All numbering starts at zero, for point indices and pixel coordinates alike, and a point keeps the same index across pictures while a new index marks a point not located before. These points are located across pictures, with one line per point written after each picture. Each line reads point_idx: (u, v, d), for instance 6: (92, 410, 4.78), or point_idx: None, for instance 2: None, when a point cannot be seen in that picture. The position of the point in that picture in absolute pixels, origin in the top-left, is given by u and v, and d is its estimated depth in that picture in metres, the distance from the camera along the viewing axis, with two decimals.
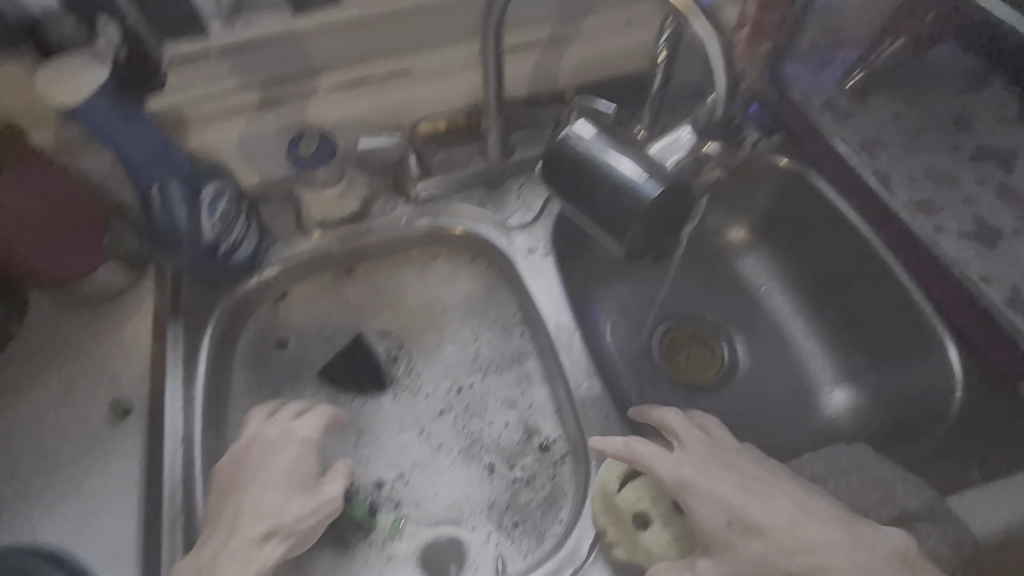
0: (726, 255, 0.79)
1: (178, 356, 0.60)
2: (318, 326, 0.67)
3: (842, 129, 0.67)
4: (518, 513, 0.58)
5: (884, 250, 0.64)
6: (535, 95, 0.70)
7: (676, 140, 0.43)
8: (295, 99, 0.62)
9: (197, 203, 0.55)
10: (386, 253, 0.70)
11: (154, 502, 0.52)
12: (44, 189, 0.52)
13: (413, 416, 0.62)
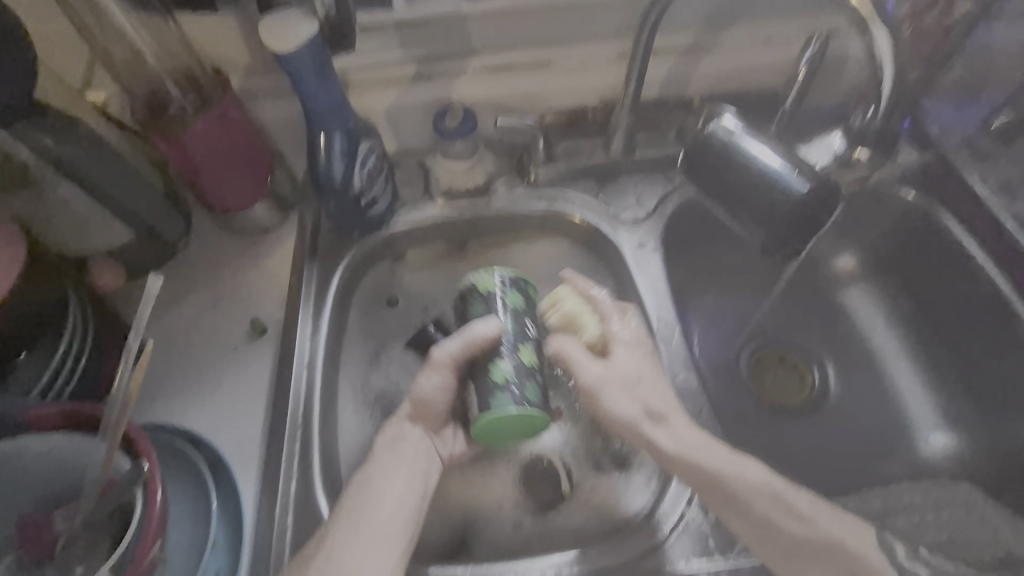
0: (831, 284, 0.78)
1: (312, 289, 0.67)
2: (429, 289, 0.73)
3: (980, 168, 0.66)
4: (599, 489, 0.59)
5: (1014, 300, 0.62)
6: (668, 97, 0.73)
7: (827, 149, 0.51)
8: (447, 75, 0.69)
9: (353, 159, 0.62)
10: (501, 229, 0.74)
11: (280, 410, 0.58)
12: (233, 120, 0.60)
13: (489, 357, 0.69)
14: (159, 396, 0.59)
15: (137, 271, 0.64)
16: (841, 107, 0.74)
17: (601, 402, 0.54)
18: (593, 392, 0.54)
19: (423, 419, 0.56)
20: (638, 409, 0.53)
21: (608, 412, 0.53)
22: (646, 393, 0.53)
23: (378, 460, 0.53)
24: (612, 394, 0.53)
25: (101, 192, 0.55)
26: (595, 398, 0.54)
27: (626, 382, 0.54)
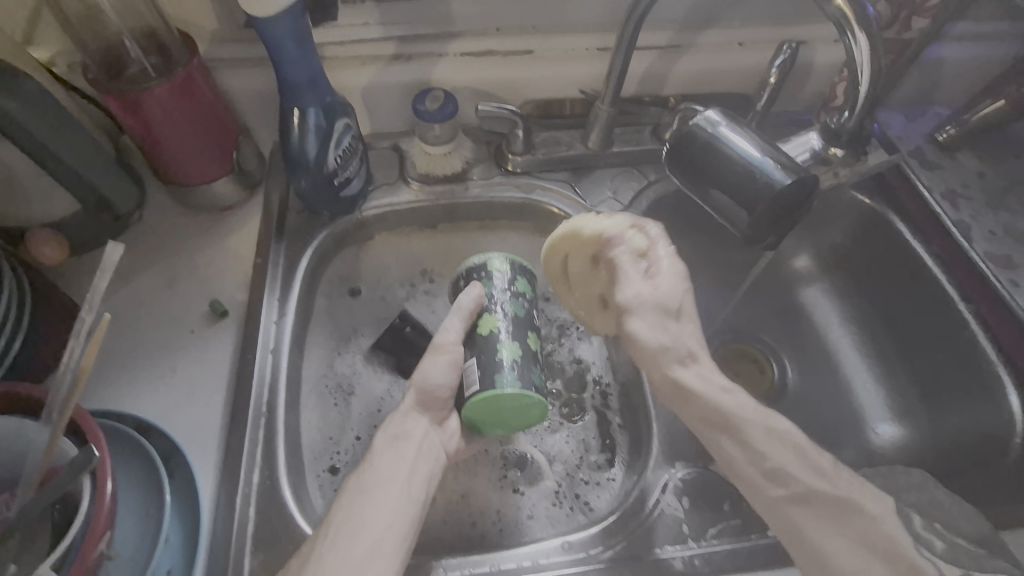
0: (793, 283, 0.81)
1: (278, 272, 0.63)
2: (394, 278, 0.70)
3: (930, 176, 0.71)
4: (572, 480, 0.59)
5: (959, 297, 0.66)
6: (645, 95, 0.74)
7: (805, 145, 0.53)
8: (427, 58, 0.68)
9: (329, 137, 0.59)
10: (476, 217, 0.73)
11: (242, 396, 0.54)
12: (198, 88, 0.56)
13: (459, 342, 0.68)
14: (106, 378, 0.55)
15: (78, 243, 0.60)
16: (804, 115, 0.78)
17: (670, 369, 0.49)
18: (651, 357, 0.49)
19: (428, 411, 0.52)
20: (700, 381, 0.48)
21: (672, 378, 0.49)
22: (680, 327, 0.50)
23: (377, 461, 0.49)
24: (671, 357, 0.49)
25: (48, 155, 0.51)
26: (660, 360, 0.49)
27: (665, 310, 0.49)
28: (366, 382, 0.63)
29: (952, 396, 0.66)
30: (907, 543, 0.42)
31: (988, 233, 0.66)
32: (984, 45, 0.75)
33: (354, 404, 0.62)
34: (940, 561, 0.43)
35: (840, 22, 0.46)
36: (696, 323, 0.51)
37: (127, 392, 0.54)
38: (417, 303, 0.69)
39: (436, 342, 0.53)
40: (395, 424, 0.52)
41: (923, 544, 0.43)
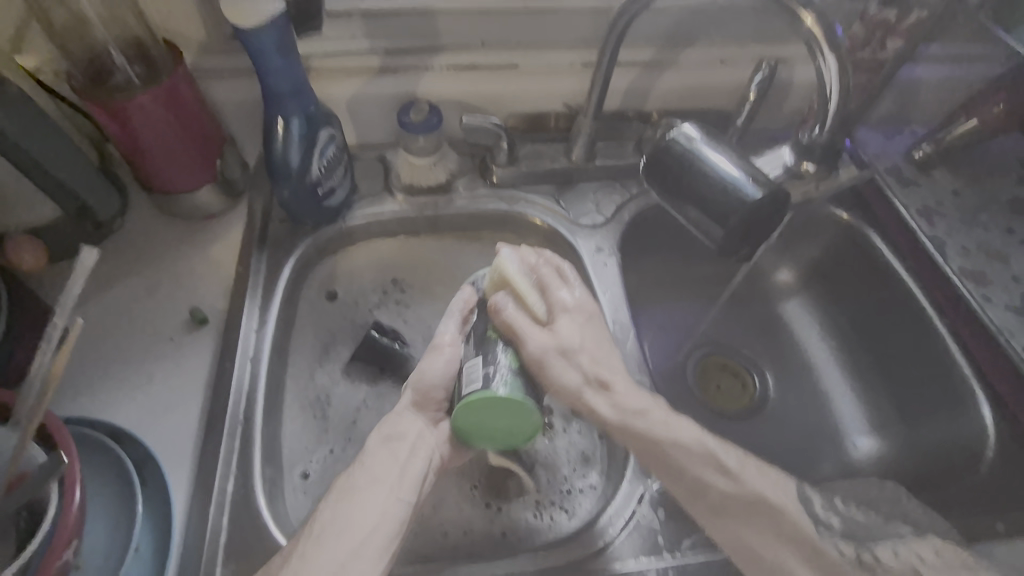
0: (774, 296, 0.82)
1: (260, 281, 0.63)
2: (366, 287, 0.70)
3: (905, 194, 0.73)
4: (551, 489, 0.59)
5: (933, 312, 0.67)
6: (628, 110, 0.76)
7: (778, 160, 0.55)
8: (413, 71, 0.69)
9: (312, 147, 0.60)
10: (458, 229, 0.74)
11: (219, 404, 0.54)
12: (182, 96, 0.56)
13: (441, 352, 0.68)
14: (82, 384, 0.55)
15: (58, 251, 0.60)
16: (784, 132, 0.79)
17: (546, 372, 0.50)
18: (539, 364, 0.50)
19: (425, 411, 0.52)
20: (576, 382, 0.52)
21: (552, 383, 0.51)
22: (585, 359, 0.53)
23: (374, 458, 0.49)
24: (557, 362, 0.51)
25: (30, 161, 0.51)
26: (542, 366, 0.50)
27: (568, 350, 0.52)
28: (343, 395, 0.62)
29: (925, 408, 0.67)
30: (809, 526, 0.47)
31: (961, 250, 0.67)
32: (957, 66, 0.77)
33: (334, 414, 0.61)
34: (840, 539, 0.47)
35: (812, 44, 0.47)
36: (602, 346, 0.55)
37: (101, 399, 0.54)
38: (389, 313, 0.69)
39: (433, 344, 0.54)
40: (388, 424, 0.51)
41: (822, 525, 0.48)
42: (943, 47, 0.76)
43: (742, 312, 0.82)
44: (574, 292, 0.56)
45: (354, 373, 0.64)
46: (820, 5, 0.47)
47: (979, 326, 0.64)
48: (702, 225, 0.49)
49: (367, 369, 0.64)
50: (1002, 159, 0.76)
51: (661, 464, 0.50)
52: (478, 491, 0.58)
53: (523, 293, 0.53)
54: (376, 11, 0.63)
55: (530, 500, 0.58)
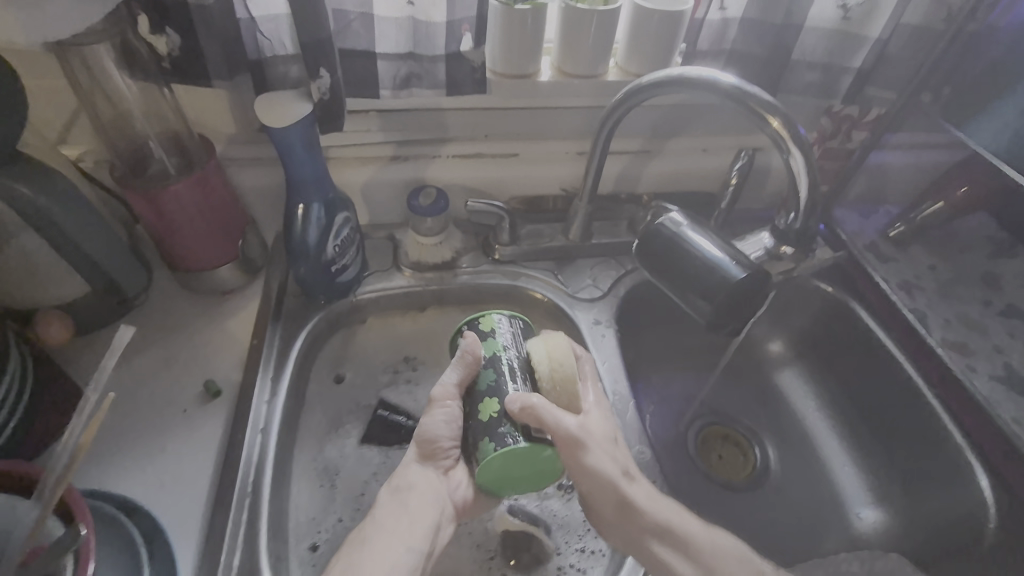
0: (767, 366, 0.85)
1: (272, 354, 0.66)
2: (375, 364, 0.73)
3: (884, 269, 0.77)
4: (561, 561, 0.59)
5: (920, 381, 0.69)
6: (620, 192, 0.82)
7: (758, 243, 0.58)
8: (423, 158, 0.75)
9: (329, 229, 0.64)
10: (462, 302, 0.77)
11: (228, 476, 0.55)
12: (213, 183, 0.61)
13: None
14: (96, 456, 0.56)
15: (81, 324, 0.63)
16: (767, 211, 0.85)
17: (586, 456, 0.50)
18: (579, 448, 0.50)
19: (433, 462, 0.54)
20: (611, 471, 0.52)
21: (590, 468, 0.50)
22: (617, 450, 0.54)
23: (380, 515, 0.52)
24: (595, 448, 0.51)
25: (68, 243, 0.55)
26: (582, 453, 0.50)
27: (604, 438, 0.53)
28: (354, 470, 0.63)
29: (923, 477, 0.68)
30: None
31: (943, 321, 0.72)
32: (921, 152, 0.84)
33: (343, 486, 0.62)
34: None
35: (776, 139, 0.52)
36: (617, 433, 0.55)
37: (113, 471, 0.55)
38: (398, 391, 0.70)
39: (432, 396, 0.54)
40: (399, 476, 0.54)
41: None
42: (906, 136, 0.83)
43: (738, 382, 0.84)
44: (598, 391, 0.57)
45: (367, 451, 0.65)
46: (784, 110, 0.52)
47: (967, 396, 0.66)
48: (690, 302, 0.53)
49: (379, 447, 0.65)
50: (970, 236, 0.82)
51: (669, 540, 0.52)
52: (484, 565, 0.58)
53: (577, 389, 0.53)
54: (391, 108, 0.70)
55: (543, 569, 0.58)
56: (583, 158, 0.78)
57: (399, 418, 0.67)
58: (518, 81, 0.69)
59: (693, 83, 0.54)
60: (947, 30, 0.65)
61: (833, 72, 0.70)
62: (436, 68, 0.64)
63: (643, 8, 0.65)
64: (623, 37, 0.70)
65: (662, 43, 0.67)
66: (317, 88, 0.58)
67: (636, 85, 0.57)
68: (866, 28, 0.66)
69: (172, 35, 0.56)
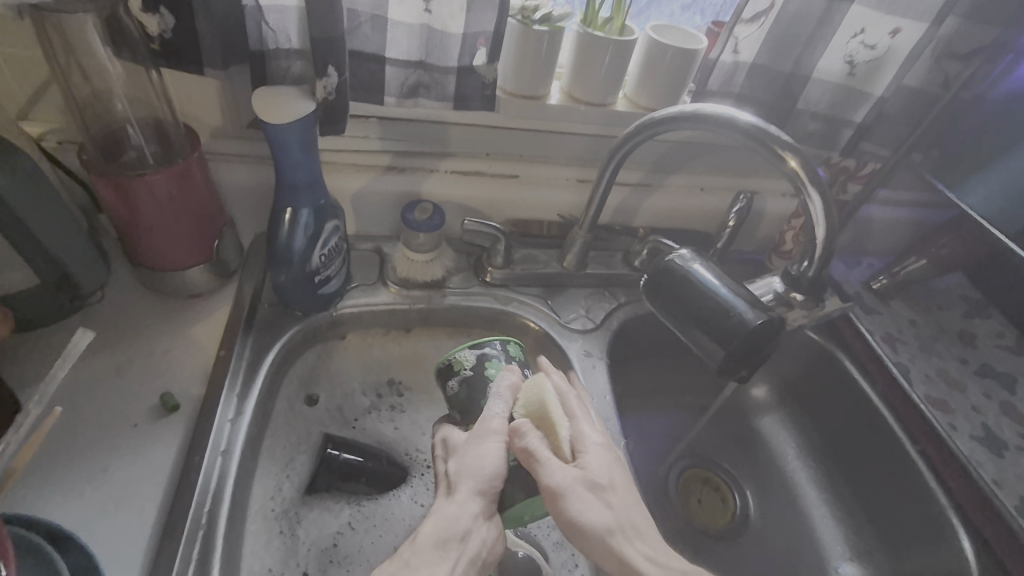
0: (750, 412, 0.84)
1: (241, 366, 0.59)
2: (356, 389, 0.68)
3: (869, 320, 0.78)
4: None
5: (905, 437, 0.69)
6: (617, 224, 0.80)
7: (768, 287, 0.57)
8: (419, 171, 0.72)
9: (316, 238, 0.60)
10: (449, 323, 0.73)
11: (181, 504, 0.49)
12: (192, 178, 0.56)
13: (423, 458, 0.64)
14: (27, 475, 0.49)
15: (23, 321, 0.56)
16: (757, 254, 0.86)
17: (568, 508, 0.44)
18: (559, 500, 0.44)
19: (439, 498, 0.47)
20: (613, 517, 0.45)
21: (574, 523, 0.44)
22: (616, 499, 0.46)
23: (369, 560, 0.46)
24: (579, 498, 0.44)
25: (20, 228, 0.49)
26: (561, 504, 0.44)
27: (596, 487, 0.46)
28: (319, 518, 0.57)
29: (909, 537, 0.67)
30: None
31: (924, 376, 0.73)
32: (905, 209, 0.86)
33: (306, 535, 0.56)
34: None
35: (795, 180, 0.51)
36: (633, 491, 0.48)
37: (46, 492, 0.48)
38: (377, 422, 0.66)
39: (478, 428, 0.49)
40: None
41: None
42: (893, 192, 0.86)
43: (719, 427, 0.83)
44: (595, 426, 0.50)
45: (328, 497, 0.59)
46: (802, 151, 0.52)
47: (951, 454, 0.65)
48: (697, 343, 0.53)
49: (344, 493, 0.59)
50: (947, 294, 0.84)
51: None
52: None
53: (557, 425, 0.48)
54: (392, 116, 0.67)
55: None
56: (585, 186, 0.76)
57: (354, 459, 0.60)
58: (526, 102, 0.67)
59: (711, 120, 0.53)
60: (946, 94, 0.67)
61: (834, 124, 0.72)
62: (446, 80, 0.62)
63: (659, 42, 0.64)
64: (634, 70, 0.69)
65: (674, 79, 0.67)
66: (323, 86, 0.54)
67: (656, 115, 0.56)
68: (870, 85, 0.68)
69: (166, 15, 0.51)
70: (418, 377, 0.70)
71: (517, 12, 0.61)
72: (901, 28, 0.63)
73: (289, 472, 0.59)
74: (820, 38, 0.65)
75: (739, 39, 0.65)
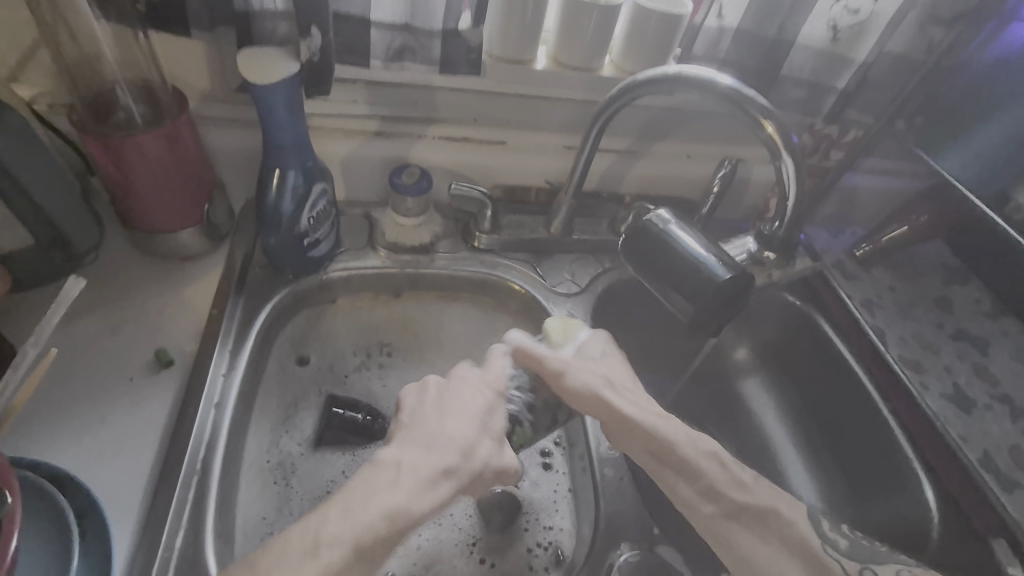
0: (732, 376, 0.87)
1: (233, 326, 0.61)
2: (346, 349, 0.70)
3: (849, 286, 0.80)
4: (530, 537, 0.59)
5: (878, 397, 0.71)
6: (604, 191, 0.81)
7: (743, 246, 0.60)
8: (407, 137, 0.73)
9: (304, 200, 0.61)
10: (436, 288, 0.75)
11: (176, 451, 0.51)
12: (181, 139, 0.57)
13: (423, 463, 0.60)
14: (29, 423, 0.51)
15: (20, 280, 0.57)
16: (742, 222, 0.87)
17: (570, 380, 0.53)
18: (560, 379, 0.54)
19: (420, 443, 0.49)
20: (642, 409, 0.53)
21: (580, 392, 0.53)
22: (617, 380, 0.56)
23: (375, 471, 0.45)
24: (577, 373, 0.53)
25: (12, 184, 0.50)
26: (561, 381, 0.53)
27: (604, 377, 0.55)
28: (313, 468, 0.60)
29: (875, 489, 0.70)
30: (817, 544, 0.50)
31: (900, 339, 0.75)
32: (890, 178, 0.88)
33: (300, 485, 0.59)
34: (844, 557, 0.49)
35: (771, 146, 0.53)
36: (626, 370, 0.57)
37: (48, 439, 0.51)
38: (368, 377, 0.69)
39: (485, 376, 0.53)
40: None
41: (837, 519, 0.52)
42: (878, 162, 0.87)
43: (701, 390, 0.86)
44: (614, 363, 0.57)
45: (325, 448, 0.61)
46: (778, 115, 0.53)
47: (921, 411, 0.68)
48: (669, 298, 0.56)
49: (340, 446, 0.62)
50: (928, 263, 0.86)
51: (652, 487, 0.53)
52: (459, 554, 0.57)
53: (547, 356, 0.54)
54: (379, 81, 0.68)
55: (514, 543, 0.58)
56: (571, 153, 0.77)
57: (354, 416, 0.62)
58: (512, 67, 0.67)
59: (692, 82, 0.54)
60: (927, 60, 0.67)
61: (818, 91, 0.72)
62: (431, 44, 0.62)
63: (644, 7, 0.65)
64: (621, 34, 0.70)
65: (660, 45, 0.67)
66: (307, 47, 0.55)
67: (638, 77, 0.56)
68: (855, 50, 0.68)
69: None
70: (405, 340, 0.72)
71: None
72: None
73: (283, 428, 0.62)
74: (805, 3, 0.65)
75: (723, 4, 0.66)
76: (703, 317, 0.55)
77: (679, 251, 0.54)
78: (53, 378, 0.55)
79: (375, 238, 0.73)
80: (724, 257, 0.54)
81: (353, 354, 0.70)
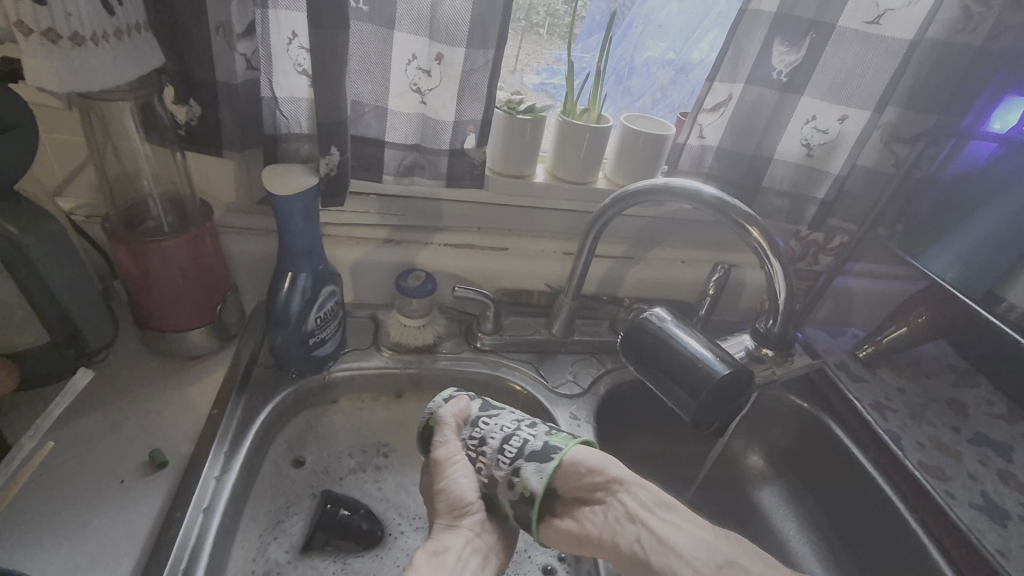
0: (746, 483, 0.83)
1: (231, 425, 0.61)
2: (344, 449, 0.68)
3: (857, 388, 0.79)
4: None
5: (904, 505, 0.67)
6: (603, 293, 0.84)
7: (740, 344, 0.61)
8: (415, 244, 0.77)
9: (313, 300, 0.63)
10: (438, 388, 0.75)
11: (157, 559, 0.48)
12: (203, 244, 0.61)
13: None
14: (9, 526, 0.50)
15: (27, 378, 0.58)
16: (740, 324, 0.88)
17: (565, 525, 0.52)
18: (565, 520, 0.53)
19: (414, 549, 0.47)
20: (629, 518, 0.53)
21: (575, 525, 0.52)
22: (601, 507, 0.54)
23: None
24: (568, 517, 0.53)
25: (38, 283, 0.53)
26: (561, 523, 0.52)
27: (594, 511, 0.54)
28: None
29: None
30: None
31: (917, 443, 0.72)
32: (881, 281, 0.90)
33: None
34: None
35: (758, 248, 0.56)
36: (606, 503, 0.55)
37: (26, 544, 0.48)
38: (363, 479, 0.66)
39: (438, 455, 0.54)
40: None
41: None
42: (867, 265, 0.90)
43: (714, 499, 0.82)
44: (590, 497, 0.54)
45: (316, 558, 0.58)
46: (762, 221, 0.56)
47: (951, 519, 0.64)
48: (669, 394, 0.56)
49: (331, 553, 0.58)
50: (934, 363, 0.85)
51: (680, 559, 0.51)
52: None
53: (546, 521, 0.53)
54: (390, 194, 0.74)
55: None
56: (569, 258, 0.81)
57: (349, 514, 0.59)
58: (512, 180, 0.73)
59: (677, 192, 0.58)
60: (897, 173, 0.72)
61: (800, 201, 0.77)
62: (439, 161, 0.68)
63: (631, 129, 0.72)
64: (612, 153, 0.77)
65: (647, 162, 0.74)
66: (326, 164, 0.61)
67: (627, 188, 0.61)
68: (828, 164, 0.74)
69: (194, 106, 0.59)
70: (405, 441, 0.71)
71: (504, 104, 0.69)
72: (847, 116, 0.70)
73: (273, 535, 0.59)
74: (777, 125, 0.72)
75: (703, 126, 0.72)
76: (705, 414, 0.54)
77: (676, 346, 0.55)
78: (43, 479, 0.53)
79: (380, 339, 0.75)
80: (721, 352, 0.55)
81: (350, 455, 0.68)
